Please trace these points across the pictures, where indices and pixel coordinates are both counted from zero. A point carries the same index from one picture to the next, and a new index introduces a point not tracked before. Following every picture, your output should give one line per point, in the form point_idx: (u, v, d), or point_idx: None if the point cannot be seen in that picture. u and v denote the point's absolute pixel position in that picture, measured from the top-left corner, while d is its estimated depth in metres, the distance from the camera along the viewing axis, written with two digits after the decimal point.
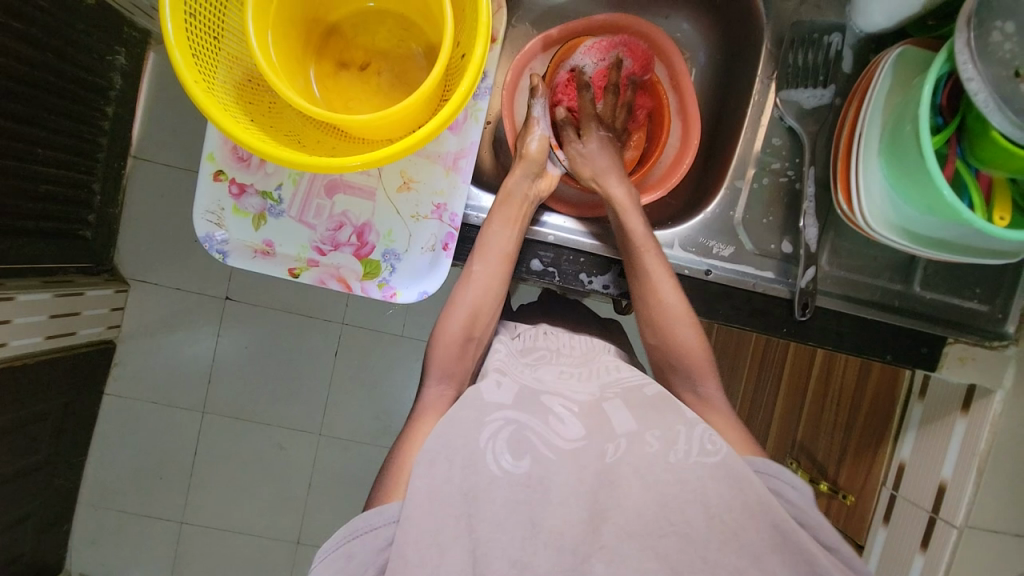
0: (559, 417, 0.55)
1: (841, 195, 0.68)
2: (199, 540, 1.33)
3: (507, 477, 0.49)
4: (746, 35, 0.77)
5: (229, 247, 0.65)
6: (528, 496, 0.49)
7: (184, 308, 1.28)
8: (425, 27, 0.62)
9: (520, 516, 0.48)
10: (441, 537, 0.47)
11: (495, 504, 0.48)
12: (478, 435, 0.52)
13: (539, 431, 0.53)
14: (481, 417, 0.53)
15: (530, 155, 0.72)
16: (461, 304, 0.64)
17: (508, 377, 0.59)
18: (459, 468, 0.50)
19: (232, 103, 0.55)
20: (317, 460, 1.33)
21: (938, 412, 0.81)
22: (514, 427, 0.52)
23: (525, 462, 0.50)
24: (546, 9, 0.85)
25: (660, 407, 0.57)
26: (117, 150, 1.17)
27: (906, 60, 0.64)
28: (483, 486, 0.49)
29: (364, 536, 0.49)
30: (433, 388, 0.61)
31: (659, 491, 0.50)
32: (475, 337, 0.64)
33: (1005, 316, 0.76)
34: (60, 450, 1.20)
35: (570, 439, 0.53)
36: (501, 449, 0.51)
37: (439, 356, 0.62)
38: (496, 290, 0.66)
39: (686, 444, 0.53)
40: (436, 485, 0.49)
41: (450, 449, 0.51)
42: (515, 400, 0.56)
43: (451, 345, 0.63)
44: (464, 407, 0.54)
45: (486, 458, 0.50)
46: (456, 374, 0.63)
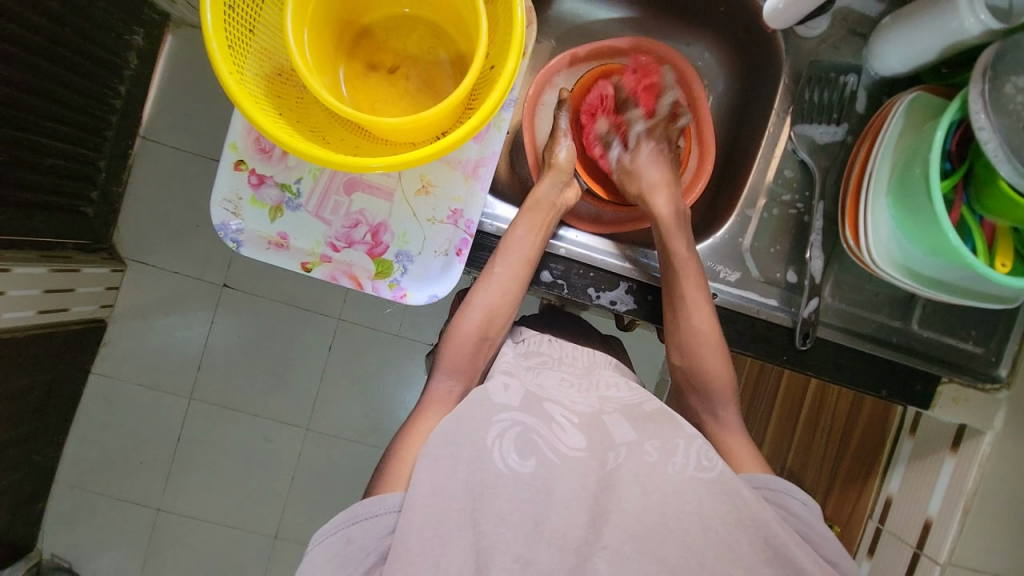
0: (562, 424, 0.55)
1: (848, 232, 0.69)
2: (176, 528, 1.31)
3: (512, 474, 0.51)
4: (763, 68, 0.80)
5: (243, 237, 0.65)
6: (530, 495, 0.50)
7: (181, 292, 1.27)
8: (455, 37, 0.63)
9: (524, 514, 0.49)
10: (444, 528, 0.48)
11: (499, 500, 0.49)
12: (484, 433, 0.53)
13: (544, 434, 0.54)
14: (488, 417, 0.54)
15: (558, 166, 0.74)
16: (477, 306, 0.65)
17: (514, 379, 0.60)
18: (465, 463, 0.51)
19: (262, 95, 0.56)
20: (303, 454, 1.32)
21: (926, 449, 0.83)
22: (520, 429, 0.53)
23: (530, 462, 0.52)
24: (571, 27, 0.87)
25: (658, 420, 0.58)
26: (126, 129, 1.17)
27: (918, 106, 0.66)
28: (488, 483, 0.50)
29: (364, 522, 0.50)
30: (439, 383, 0.62)
31: (658, 498, 0.51)
32: (490, 337, 0.66)
33: (998, 360, 0.78)
34: (42, 427, 1.18)
35: (573, 448, 0.54)
36: (507, 448, 0.52)
37: (450, 354, 0.63)
38: (513, 296, 0.67)
39: (683, 457, 0.54)
40: (440, 481, 0.50)
41: (456, 445, 0.52)
42: (522, 402, 0.56)
43: (465, 345, 0.64)
44: (473, 407, 0.55)
45: (492, 455, 0.51)
46: (467, 372, 0.64)
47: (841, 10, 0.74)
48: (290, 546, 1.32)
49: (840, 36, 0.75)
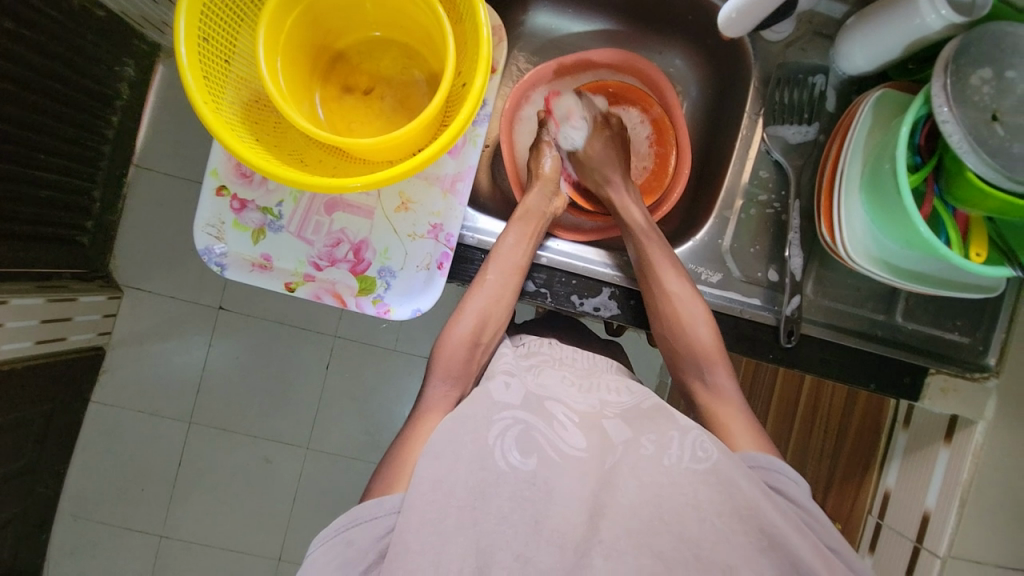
0: (563, 424, 0.56)
1: (824, 228, 0.70)
2: (179, 554, 1.30)
3: (514, 473, 0.50)
4: (735, 71, 0.81)
5: (227, 260, 0.66)
6: (530, 494, 0.50)
7: (177, 316, 1.28)
8: (427, 57, 0.65)
9: (526, 511, 0.49)
10: (444, 525, 0.48)
11: (499, 498, 0.49)
12: (486, 432, 0.53)
13: (545, 433, 0.54)
14: (489, 415, 0.54)
15: (546, 175, 0.76)
16: (468, 311, 0.66)
17: (515, 378, 0.60)
18: (466, 462, 0.51)
19: (239, 122, 0.57)
20: (303, 474, 1.31)
21: (922, 441, 0.82)
22: (523, 427, 0.53)
23: (531, 460, 0.52)
24: (545, 41, 0.88)
25: (655, 417, 0.58)
26: (119, 158, 1.19)
27: (884, 102, 0.67)
28: (489, 483, 0.50)
29: (364, 523, 0.50)
30: (434, 388, 0.63)
31: (654, 491, 0.51)
32: (482, 343, 0.66)
33: (985, 349, 0.78)
34: (43, 457, 1.18)
35: (574, 447, 0.54)
36: (509, 447, 0.52)
37: (445, 358, 0.63)
38: (506, 300, 0.68)
39: (679, 449, 0.54)
40: (441, 476, 0.50)
41: (456, 444, 0.52)
42: (522, 401, 0.57)
43: (456, 350, 0.64)
44: (474, 406, 0.55)
45: (494, 455, 0.51)
46: (461, 377, 0.64)
47: (806, 13, 0.76)
48: (293, 568, 1.31)
49: (806, 39, 0.76)
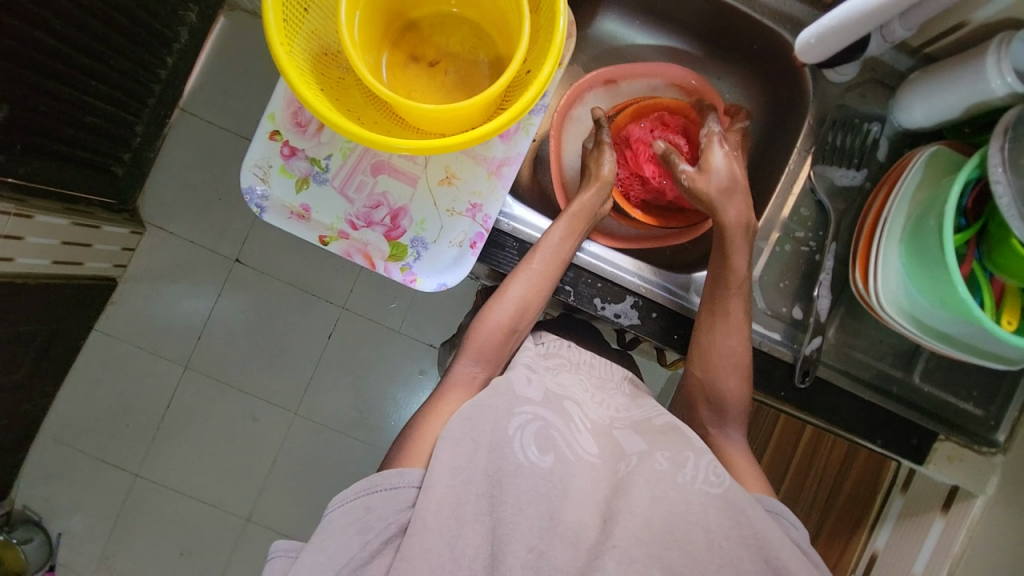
0: (579, 426, 0.56)
1: (857, 274, 0.70)
2: (151, 495, 1.30)
3: (532, 467, 0.50)
4: (789, 109, 0.81)
5: (267, 203, 0.67)
6: (547, 490, 0.49)
7: (192, 261, 1.30)
8: (496, 41, 0.66)
9: (541, 507, 0.48)
10: (461, 511, 0.48)
11: (517, 490, 0.48)
12: (506, 423, 0.53)
13: (561, 431, 0.54)
14: (510, 407, 0.54)
15: (602, 177, 0.74)
16: (511, 296, 0.66)
17: (536, 375, 0.61)
18: (485, 450, 0.51)
19: (307, 70, 0.58)
20: (287, 438, 1.31)
21: (918, 507, 0.81)
22: (541, 423, 0.53)
23: (548, 458, 0.51)
24: (607, 49, 0.89)
25: (668, 433, 0.58)
26: (168, 99, 1.21)
27: (937, 160, 0.67)
28: (508, 470, 0.49)
29: (383, 492, 0.50)
30: (464, 367, 0.63)
31: (666, 505, 0.50)
32: (518, 330, 0.66)
33: (997, 424, 0.77)
34: (38, 376, 1.19)
35: (587, 452, 0.54)
36: (527, 441, 0.51)
37: (480, 340, 0.64)
38: (545, 292, 0.67)
39: (693, 469, 0.53)
40: (462, 463, 0.50)
41: (476, 432, 0.52)
42: (544, 397, 0.57)
43: (494, 334, 0.65)
44: (497, 396, 0.55)
45: (512, 446, 0.51)
46: (491, 361, 0.64)
47: (870, 62, 0.76)
48: (259, 531, 1.31)
49: (867, 86, 0.77)
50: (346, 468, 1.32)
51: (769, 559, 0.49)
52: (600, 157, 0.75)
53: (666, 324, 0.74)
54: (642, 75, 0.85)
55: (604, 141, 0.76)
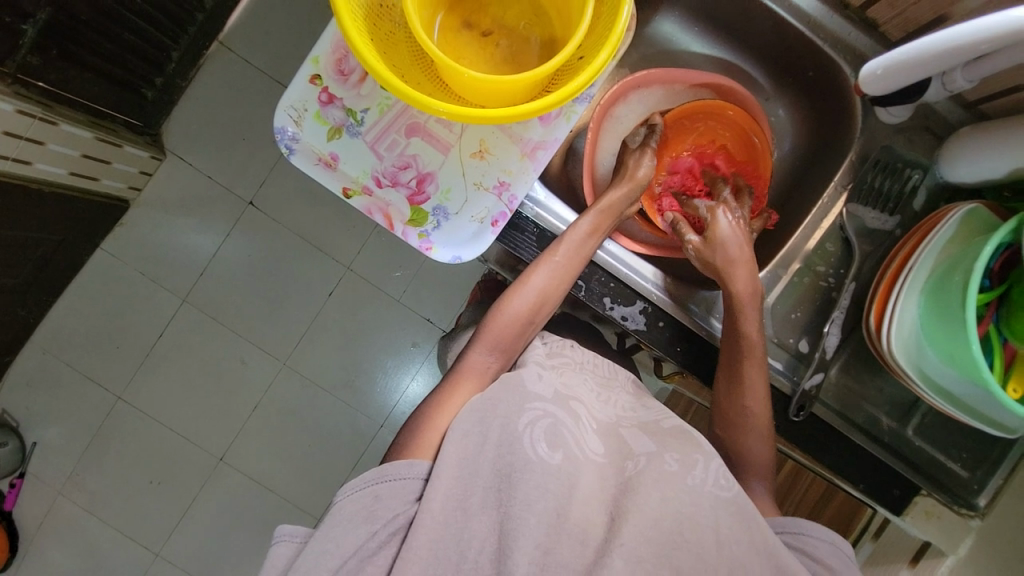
0: (587, 425, 0.55)
1: (872, 318, 0.69)
2: (130, 420, 1.31)
3: (541, 464, 0.49)
4: (832, 142, 0.80)
5: (297, 146, 0.66)
6: (555, 487, 0.48)
7: (207, 196, 1.29)
8: (554, 22, 0.65)
9: (548, 502, 0.47)
10: (468, 503, 0.49)
11: (526, 486, 0.47)
12: (517, 418, 0.52)
13: (571, 429, 0.53)
14: (522, 403, 0.54)
15: (636, 179, 0.73)
16: (532, 286, 0.65)
17: (547, 373, 0.60)
18: (493, 445, 0.51)
19: (361, 16, 0.57)
20: (272, 386, 1.32)
21: (887, 556, 0.84)
22: (552, 420, 0.53)
23: (558, 455, 0.50)
24: (660, 51, 0.88)
25: (677, 437, 0.57)
26: (208, 30, 1.20)
27: (972, 218, 0.66)
28: (517, 466, 0.49)
29: (392, 482, 0.51)
30: (478, 355, 0.62)
31: (675, 506, 0.49)
32: (535, 323, 0.66)
33: (979, 489, 0.76)
34: (38, 284, 1.19)
35: (593, 452, 0.53)
36: (537, 437, 0.51)
37: (496, 330, 0.63)
38: (567, 285, 0.67)
39: (703, 472, 0.53)
40: (469, 453, 0.51)
41: (485, 425, 0.52)
42: (554, 395, 0.56)
43: (511, 324, 0.64)
44: (509, 391, 0.55)
45: (523, 441, 0.50)
46: (506, 350, 0.64)
47: (922, 107, 0.75)
48: (230, 473, 1.32)
49: (915, 131, 0.75)
50: (326, 426, 1.33)
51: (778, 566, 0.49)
52: (636, 159, 0.75)
53: (671, 334, 0.74)
54: (683, 81, 0.83)
55: (644, 145, 0.76)
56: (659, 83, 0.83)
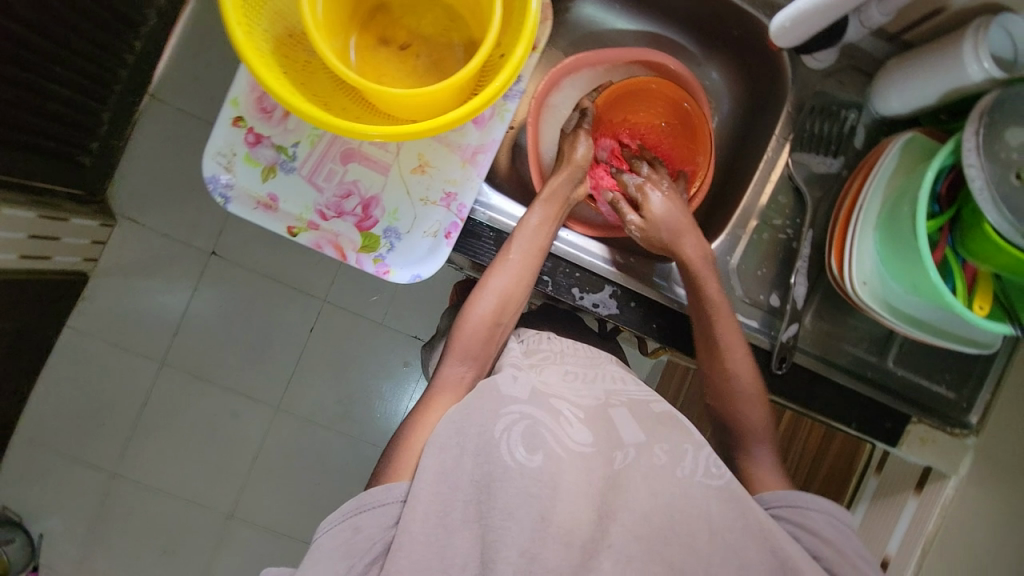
0: (569, 420, 0.53)
1: (834, 259, 0.70)
2: (131, 495, 1.27)
3: (520, 469, 0.48)
4: (768, 94, 0.81)
5: (232, 193, 0.64)
6: (536, 491, 0.47)
7: (167, 255, 1.26)
8: (470, 23, 0.64)
9: (531, 508, 0.46)
10: (448, 519, 0.48)
11: (505, 493, 0.46)
12: (493, 425, 0.50)
13: (551, 428, 0.51)
14: (496, 408, 0.51)
15: (575, 161, 0.73)
16: (491, 289, 0.64)
17: (522, 373, 0.58)
18: (471, 455, 0.50)
19: (269, 52, 0.55)
20: (269, 433, 1.29)
21: (891, 488, 0.85)
22: (529, 422, 0.50)
23: (537, 457, 0.49)
24: (587, 33, 0.87)
25: (666, 423, 0.57)
26: (136, 86, 1.16)
27: (912, 146, 0.67)
28: (496, 475, 0.47)
29: (371, 510, 0.50)
30: (450, 368, 0.61)
31: (665, 499, 0.50)
32: (502, 324, 0.65)
33: (969, 407, 0.78)
34: (8, 375, 1.14)
35: (579, 443, 0.51)
36: (514, 442, 0.49)
37: (463, 340, 0.62)
38: (527, 282, 0.66)
39: (692, 463, 0.53)
40: (449, 466, 0.50)
41: (463, 435, 0.51)
42: (530, 395, 0.54)
43: (476, 331, 0.63)
44: (483, 398, 0.53)
45: (500, 449, 0.49)
46: (478, 359, 0.63)
47: (847, 47, 0.76)
48: (243, 528, 1.29)
49: (845, 72, 0.76)
50: (332, 461, 1.30)
51: (776, 551, 0.49)
52: (573, 140, 0.75)
53: (646, 312, 0.74)
54: (612, 60, 0.83)
55: (579, 126, 0.76)
56: (589, 66, 0.82)
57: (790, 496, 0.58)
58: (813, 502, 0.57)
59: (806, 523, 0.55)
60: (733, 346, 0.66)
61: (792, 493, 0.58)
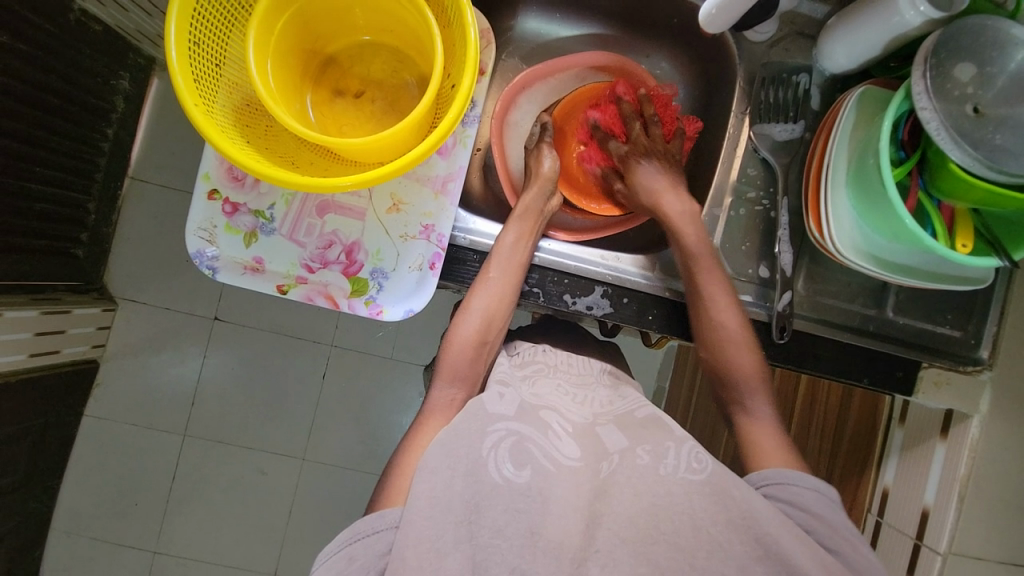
0: (557, 433, 0.55)
1: (812, 223, 0.71)
2: (174, 569, 1.28)
3: (508, 485, 0.49)
4: (720, 72, 0.82)
5: (219, 263, 0.66)
6: (525, 505, 0.48)
7: (172, 328, 1.28)
8: (417, 60, 0.66)
9: (520, 524, 0.47)
10: (441, 542, 0.47)
11: (494, 511, 0.48)
12: (480, 443, 0.51)
13: (539, 442, 0.53)
14: (483, 426, 0.53)
15: (543, 174, 0.75)
16: (474, 309, 0.65)
17: (509, 389, 0.59)
18: (462, 476, 0.50)
19: (229, 124, 0.58)
20: (300, 486, 1.30)
21: (918, 437, 0.82)
22: (516, 438, 0.52)
23: (525, 472, 0.50)
24: (535, 46, 0.90)
25: (649, 427, 0.58)
26: (115, 171, 1.18)
27: (868, 99, 0.68)
28: (484, 494, 0.48)
29: (366, 538, 0.49)
30: (441, 391, 0.62)
31: (649, 498, 0.50)
32: (489, 341, 0.66)
33: (977, 342, 0.77)
34: (36, 472, 1.16)
35: (568, 457, 0.53)
36: (502, 458, 0.50)
37: (450, 361, 0.63)
38: (509, 298, 0.67)
39: (675, 459, 0.53)
40: (438, 492, 0.49)
41: (452, 458, 0.51)
42: (518, 411, 0.55)
43: (463, 351, 0.64)
44: (469, 419, 0.54)
45: (488, 466, 0.50)
46: (467, 380, 0.63)
47: (787, 15, 0.77)
48: None
49: (790, 39, 0.78)
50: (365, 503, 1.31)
51: (762, 541, 0.48)
52: (539, 157, 0.77)
53: (639, 306, 0.75)
54: (563, 69, 0.85)
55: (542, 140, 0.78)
56: (542, 78, 0.84)
57: (780, 472, 0.57)
58: (806, 480, 0.56)
59: (798, 502, 0.54)
60: (714, 292, 0.68)
61: (781, 471, 0.57)
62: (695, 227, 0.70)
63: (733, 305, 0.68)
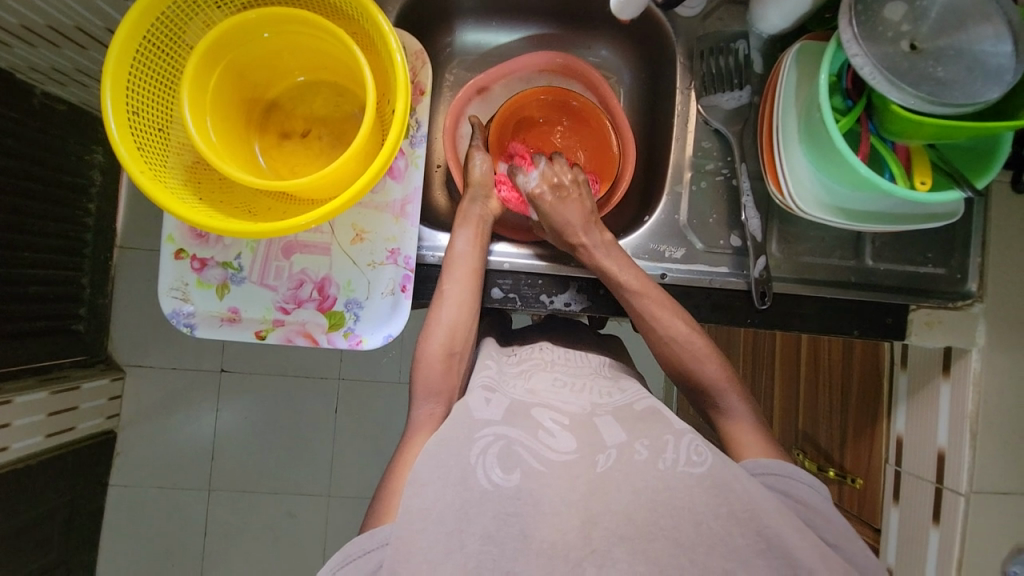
0: (549, 432, 0.55)
1: (773, 184, 0.71)
2: None
3: (497, 490, 0.49)
4: (660, 52, 0.83)
5: (196, 319, 0.67)
6: (515, 509, 0.48)
7: (181, 387, 1.29)
8: (356, 90, 0.67)
9: (511, 527, 0.47)
10: (435, 552, 0.46)
11: (484, 517, 0.48)
12: (468, 450, 0.52)
13: (526, 444, 0.53)
14: (470, 433, 0.53)
15: (475, 180, 0.75)
16: (439, 322, 0.66)
17: (496, 393, 0.59)
18: (452, 485, 0.49)
19: (181, 185, 0.59)
20: (329, 523, 1.30)
21: (922, 379, 0.80)
22: (503, 443, 0.52)
23: (514, 475, 0.50)
24: (478, 56, 0.90)
25: (648, 419, 0.57)
26: (103, 243, 1.20)
27: (806, 53, 0.68)
28: (473, 500, 0.48)
29: (359, 560, 0.49)
30: (422, 409, 0.62)
31: (648, 497, 0.49)
32: (456, 353, 0.66)
33: (964, 276, 0.76)
34: (69, 548, 1.18)
35: (563, 451, 0.53)
36: (490, 464, 0.50)
37: (422, 378, 0.63)
38: (469, 307, 0.67)
39: (673, 453, 0.52)
40: (429, 505, 0.49)
41: (442, 468, 0.51)
42: (505, 415, 0.56)
43: (431, 365, 0.64)
44: (456, 425, 0.55)
45: (477, 473, 0.50)
46: (443, 393, 0.63)
47: None
48: None
49: (722, 8, 0.78)
50: None
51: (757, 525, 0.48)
52: (470, 163, 0.77)
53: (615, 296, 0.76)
54: (504, 75, 0.85)
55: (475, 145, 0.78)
56: (484, 88, 0.85)
57: (777, 463, 0.56)
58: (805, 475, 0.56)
59: (795, 494, 0.54)
60: (661, 314, 0.67)
61: (778, 462, 0.56)
62: (613, 248, 0.71)
63: (684, 320, 0.67)
